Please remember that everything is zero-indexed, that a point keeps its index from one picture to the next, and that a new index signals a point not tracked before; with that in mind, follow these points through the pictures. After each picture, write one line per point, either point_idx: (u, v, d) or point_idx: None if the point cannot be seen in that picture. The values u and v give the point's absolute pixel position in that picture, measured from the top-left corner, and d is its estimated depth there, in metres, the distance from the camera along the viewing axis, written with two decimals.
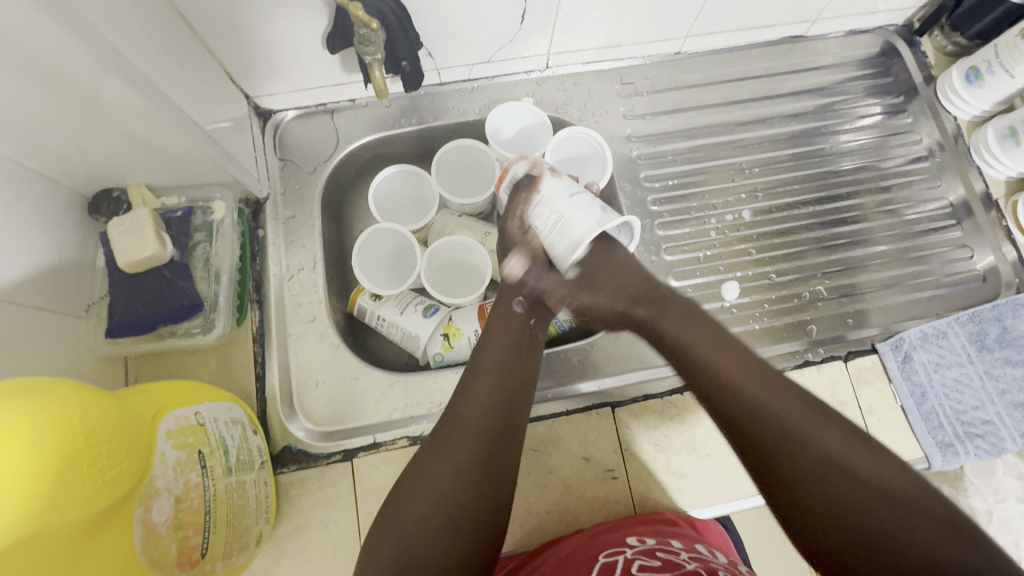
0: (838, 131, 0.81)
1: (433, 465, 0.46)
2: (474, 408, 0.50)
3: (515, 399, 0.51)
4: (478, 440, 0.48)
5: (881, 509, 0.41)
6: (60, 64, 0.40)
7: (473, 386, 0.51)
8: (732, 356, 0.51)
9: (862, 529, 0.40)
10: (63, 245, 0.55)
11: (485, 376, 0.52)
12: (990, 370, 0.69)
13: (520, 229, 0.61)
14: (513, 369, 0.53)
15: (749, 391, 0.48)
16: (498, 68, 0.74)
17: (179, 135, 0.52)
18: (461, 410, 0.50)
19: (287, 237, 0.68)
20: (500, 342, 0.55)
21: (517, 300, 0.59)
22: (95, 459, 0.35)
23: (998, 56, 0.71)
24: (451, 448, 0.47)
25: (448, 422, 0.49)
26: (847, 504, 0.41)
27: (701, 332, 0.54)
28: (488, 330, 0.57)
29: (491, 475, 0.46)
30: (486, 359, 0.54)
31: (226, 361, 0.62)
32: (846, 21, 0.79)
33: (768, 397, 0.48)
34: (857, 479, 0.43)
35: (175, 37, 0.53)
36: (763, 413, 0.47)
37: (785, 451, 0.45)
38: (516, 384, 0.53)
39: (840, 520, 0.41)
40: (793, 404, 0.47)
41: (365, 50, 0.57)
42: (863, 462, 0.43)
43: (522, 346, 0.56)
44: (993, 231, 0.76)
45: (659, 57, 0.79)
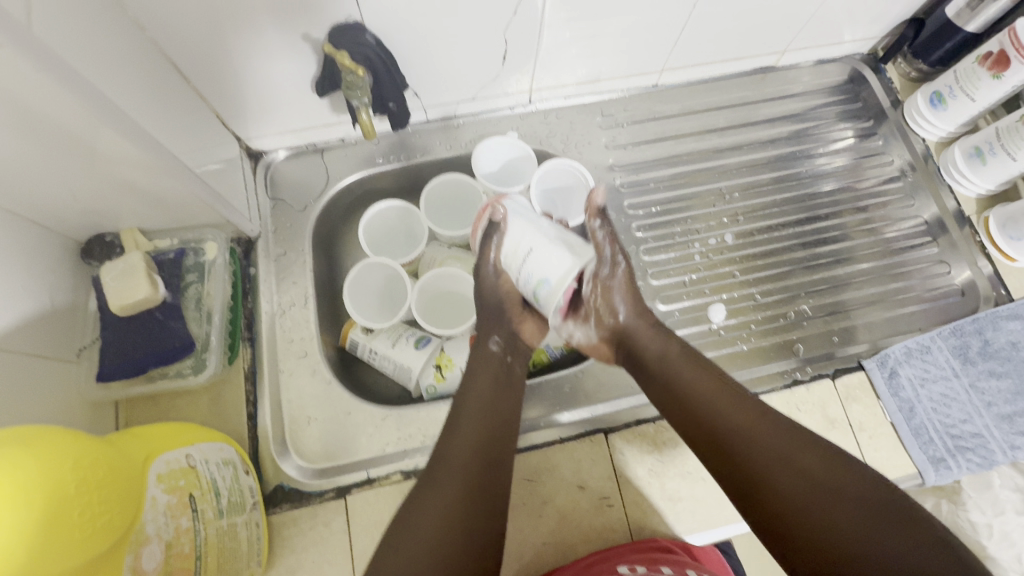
0: (814, 154, 0.84)
1: (420, 505, 0.47)
2: (458, 446, 0.50)
3: (499, 434, 0.52)
4: (464, 477, 0.48)
5: (860, 523, 0.42)
6: (52, 117, 0.42)
7: (456, 425, 0.52)
8: (709, 388, 0.53)
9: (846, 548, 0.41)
10: (55, 290, 0.55)
11: (469, 413, 0.53)
12: (976, 383, 0.70)
13: (496, 274, 0.61)
14: (496, 405, 0.54)
15: (724, 418, 0.50)
16: (483, 105, 0.76)
17: (171, 180, 0.53)
18: (445, 449, 0.50)
19: (278, 274, 0.69)
20: (480, 381, 0.56)
21: (493, 338, 0.60)
22: (85, 507, 0.35)
23: (958, 81, 0.75)
24: (438, 485, 0.48)
25: (433, 465, 0.50)
26: (825, 521, 0.43)
27: (687, 363, 0.56)
28: (468, 371, 0.58)
29: (482, 512, 0.47)
30: (469, 396, 0.54)
31: (218, 401, 0.62)
32: (814, 52, 0.83)
33: (750, 421, 0.49)
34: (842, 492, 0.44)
35: (169, 88, 0.55)
36: (741, 439, 0.49)
37: (769, 475, 0.46)
38: (500, 419, 0.53)
39: (821, 538, 0.42)
40: (774, 427, 0.49)
41: (353, 95, 0.60)
42: (845, 481, 0.45)
43: (506, 384, 0.57)
44: (967, 247, 0.78)
45: (637, 90, 0.82)
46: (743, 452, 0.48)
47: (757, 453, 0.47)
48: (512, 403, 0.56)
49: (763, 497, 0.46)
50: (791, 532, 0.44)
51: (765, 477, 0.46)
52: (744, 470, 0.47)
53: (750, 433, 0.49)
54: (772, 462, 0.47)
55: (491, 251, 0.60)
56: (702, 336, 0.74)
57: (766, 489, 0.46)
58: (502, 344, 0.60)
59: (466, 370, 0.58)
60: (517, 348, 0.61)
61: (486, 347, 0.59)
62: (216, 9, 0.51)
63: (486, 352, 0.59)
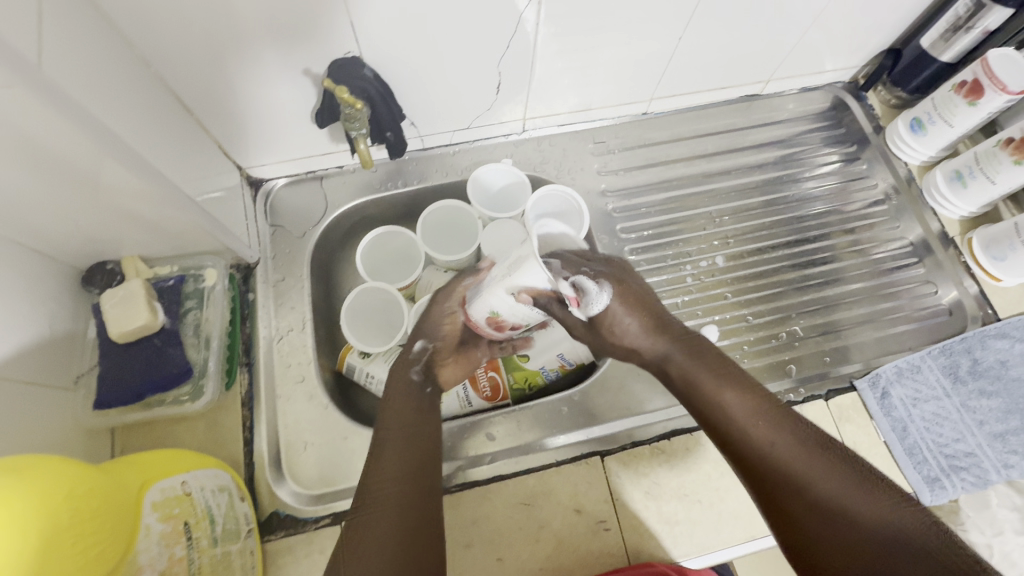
0: (801, 179, 0.87)
1: (350, 544, 0.47)
2: (382, 482, 0.51)
3: (421, 462, 0.54)
4: (397, 511, 0.49)
5: (882, 527, 0.44)
6: (60, 150, 0.43)
7: (379, 460, 0.53)
8: (735, 392, 0.56)
9: (866, 552, 0.43)
10: (55, 318, 0.56)
11: (388, 447, 0.54)
12: (967, 402, 0.70)
13: (445, 311, 0.63)
14: (411, 436, 0.56)
15: (748, 426, 0.53)
16: (478, 133, 0.79)
17: (172, 209, 0.55)
18: (369, 487, 0.50)
19: (276, 300, 0.70)
20: (394, 415, 0.57)
21: (415, 367, 0.62)
22: (80, 537, 0.35)
23: (936, 108, 0.77)
24: (369, 527, 0.48)
25: (357, 506, 0.50)
26: (848, 527, 0.45)
27: (714, 369, 0.59)
28: (384, 402, 0.59)
29: (415, 542, 0.48)
30: (388, 431, 0.55)
31: (214, 427, 0.62)
32: (797, 80, 0.86)
33: (769, 428, 0.52)
34: (857, 507, 0.46)
35: (173, 120, 0.57)
36: (759, 446, 0.51)
37: (794, 485, 0.48)
38: (423, 454, 0.55)
39: (842, 541, 0.45)
40: (793, 438, 0.51)
41: (352, 126, 0.61)
42: (861, 494, 0.47)
43: (417, 411, 0.58)
44: (953, 267, 0.80)
45: (628, 117, 0.85)
46: (765, 456, 0.51)
47: (785, 460, 0.50)
48: (421, 430, 0.57)
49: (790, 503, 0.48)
50: (812, 536, 0.46)
51: (790, 481, 0.49)
52: (769, 477, 0.50)
53: (771, 448, 0.51)
54: (797, 471, 0.49)
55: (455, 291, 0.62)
56: None
57: (790, 492, 0.48)
58: (424, 374, 0.62)
59: (381, 404, 0.59)
60: (438, 383, 0.63)
61: (403, 375, 0.61)
62: (221, 45, 0.54)
63: (401, 378, 0.61)
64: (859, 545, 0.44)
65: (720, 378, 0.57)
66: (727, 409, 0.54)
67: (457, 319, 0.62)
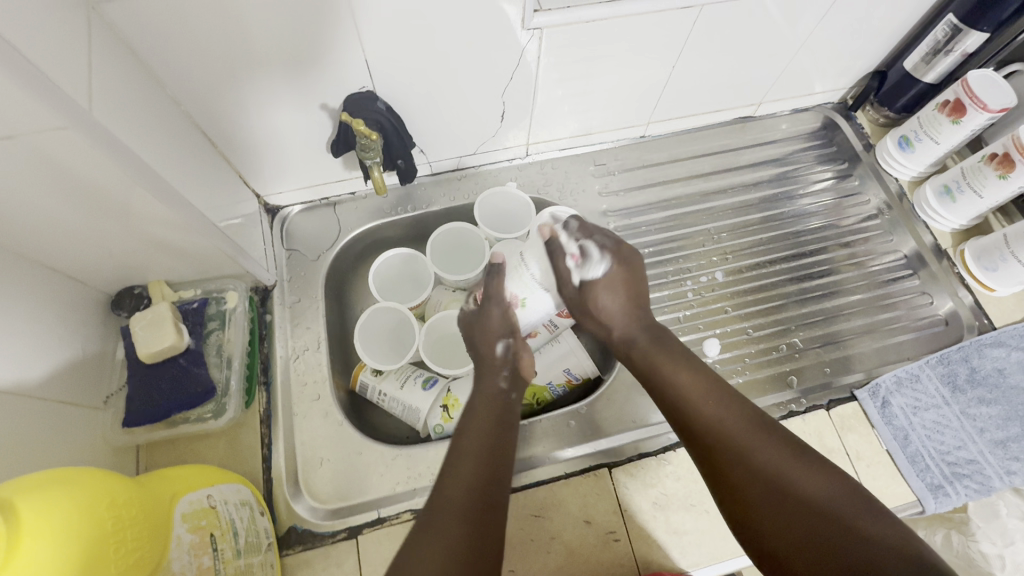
0: (796, 195, 0.90)
1: (421, 540, 0.46)
2: (458, 487, 0.50)
3: (496, 472, 0.53)
4: (466, 519, 0.48)
5: (817, 500, 0.46)
6: (99, 183, 0.47)
7: (459, 464, 0.53)
8: (691, 378, 0.57)
9: (794, 525, 0.46)
10: (87, 340, 0.59)
11: (467, 456, 0.54)
12: (967, 410, 0.72)
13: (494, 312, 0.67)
14: (493, 447, 0.55)
15: (700, 404, 0.55)
16: (484, 158, 0.82)
17: (197, 235, 0.58)
18: (445, 491, 0.50)
19: (293, 320, 0.73)
20: (481, 417, 0.58)
21: (501, 374, 0.64)
22: (120, 543, 0.38)
23: (922, 126, 0.81)
24: (438, 525, 0.47)
25: (433, 507, 0.49)
26: (784, 501, 0.47)
27: (667, 354, 0.60)
28: (471, 409, 0.60)
29: (479, 555, 0.46)
30: (470, 438, 0.55)
31: (234, 444, 0.64)
32: (789, 102, 0.90)
33: (721, 411, 0.54)
34: (798, 481, 0.48)
35: (199, 152, 0.60)
36: (711, 428, 0.53)
37: (733, 457, 0.51)
38: (497, 458, 0.54)
39: (778, 515, 0.47)
40: (746, 422, 0.53)
41: (367, 155, 0.65)
42: (809, 481, 0.48)
43: (500, 422, 0.58)
44: (948, 278, 0.82)
45: (627, 140, 0.88)
46: (716, 438, 0.52)
47: (730, 436, 0.52)
48: (502, 446, 0.56)
49: (735, 477, 0.50)
50: (753, 508, 0.48)
51: (734, 456, 0.51)
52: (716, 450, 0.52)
53: (720, 423, 0.53)
54: (744, 446, 0.51)
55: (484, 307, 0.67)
56: None
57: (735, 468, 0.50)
58: (509, 381, 0.64)
59: (468, 409, 0.60)
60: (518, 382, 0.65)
61: (493, 384, 0.63)
62: (244, 82, 0.57)
63: (491, 392, 0.62)
64: (792, 517, 0.46)
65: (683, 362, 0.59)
66: (684, 388, 0.56)
67: (497, 314, 0.67)
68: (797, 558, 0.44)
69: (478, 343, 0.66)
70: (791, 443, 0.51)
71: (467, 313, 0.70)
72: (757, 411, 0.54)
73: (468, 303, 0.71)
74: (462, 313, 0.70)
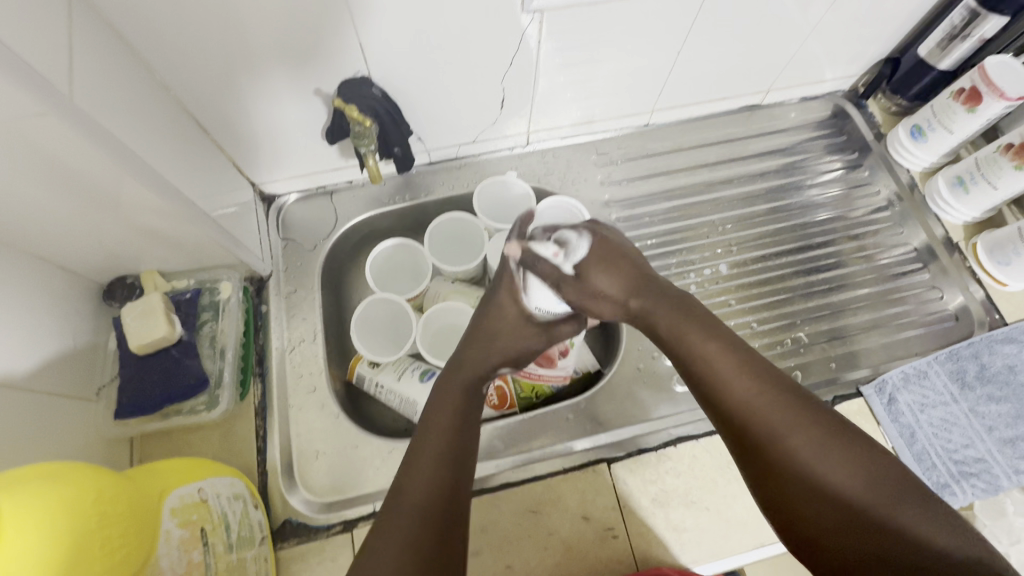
0: (803, 186, 0.87)
1: (383, 549, 0.43)
2: (422, 490, 0.47)
3: (455, 472, 0.49)
4: (433, 525, 0.44)
5: (869, 500, 0.42)
6: (83, 170, 0.45)
7: (423, 466, 0.48)
8: (722, 351, 0.51)
9: (840, 524, 0.42)
10: (78, 331, 0.58)
11: (429, 456, 0.49)
12: (975, 408, 0.70)
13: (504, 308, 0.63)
14: (457, 444, 0.51)
15: (744, 394, 0.49)
16: (483, 146, 0.81)
17: (188, 225, 0.57)
18: (406, 494, 0.46)
19: (289, 311, 0.72)
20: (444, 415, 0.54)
21: (481, 379, 0.59)
22: (106, 540, 0.37)
23: (935, 114, 0.78)
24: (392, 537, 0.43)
25: (392, 511, 0.45)
26: (831, 499, 0.43)
27: (691, 320, 0.55)
28: (432, 404, 0.55)
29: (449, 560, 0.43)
30: (430, 438, 0.51)
31: (229, 436, 0.63)
32: (798, 90, 0.87)
33: (751, 390, 0.49)
34: (845, 478, 0.44)
35: (191, 138, 0.59)
36: (740, 407, 0.48)
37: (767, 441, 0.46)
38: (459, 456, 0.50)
39: (828, 514, 0.43)
40: (780, 401, 0.48)
41: (361, 144, 0.63)
42: (852, 472, 0.44)
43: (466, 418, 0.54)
44: (958, 273, 0.80)
45: (630, 129, 0.86)
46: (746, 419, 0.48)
47: (772, 427, 0.47)
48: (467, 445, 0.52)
49: (781, 470, 0.45)
50: (782, 491, 0.45)
51: (779, 449, 0.46)
52: (757, 442, 0.47)
53: (764, 413, 0.47)
54: (789, 438, 0.46)
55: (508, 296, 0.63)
56: None
57: (778, 462, 0.46)
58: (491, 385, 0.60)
59: (431, 404, 0.55)
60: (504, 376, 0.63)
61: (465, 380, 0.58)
62: (234, 66, 0.56)
63: (458, 383, 0.57)
64: (831, 514, 0.43)
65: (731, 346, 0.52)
66: (725, 374, 0.50)
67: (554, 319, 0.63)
68: (845, 556, 0.42)
69: (471, 343, 0.61)
70: (830, 423, 0.46)
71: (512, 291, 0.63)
72: (791, 385, 0.49)
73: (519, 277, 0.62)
74: (506, 278, 0.63)
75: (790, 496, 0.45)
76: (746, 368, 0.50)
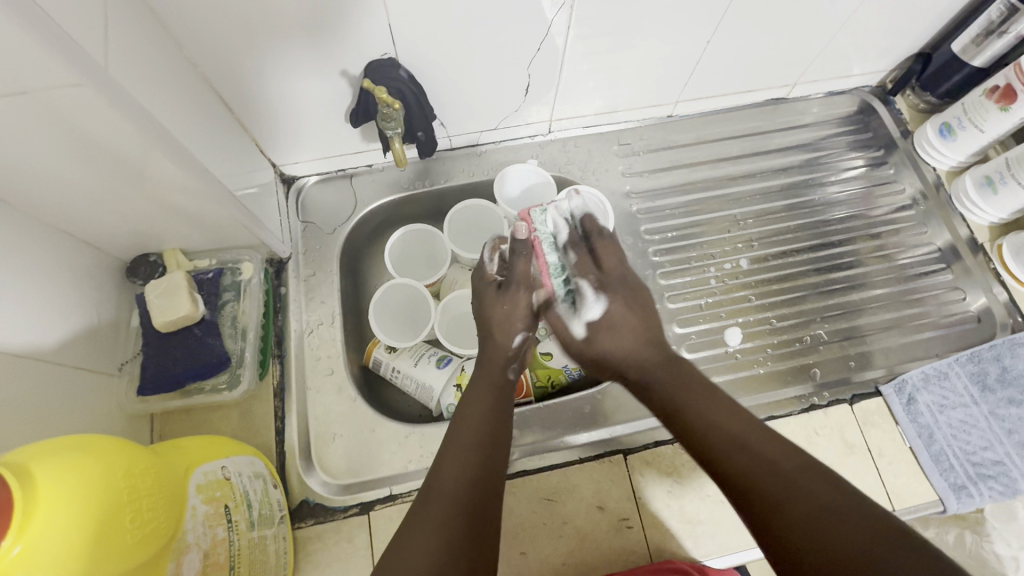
0: (826, 182, 0.86)
1: (418, 526, 0.46)
2: (460, 478, 0.49)
3: (490, 458, 0.51)
4: (468, 512, 0.47)
5: (843, 517, 0.40)
6: (114, 145, 0.45)
7: (461, 456, 0.51)
8: (704, 395, 0.51)
9: (818, 537, 0.39)
10: (102, 306, 0.58)
11: (468, 448, 0.51)
12: (995, 410, 0.70)
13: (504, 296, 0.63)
14: (491, 434, 0.53)
15: (712, 421, 0.49)
16: (505, 134, 0.80)
17: (213, 203, 0.57)
18: (446, 480, 0.49)
19: (307, 294, 0.72)
20: (478, 402, 0.56)
21: (511, 365, 0.61)
22: (136, 512, 0.38)
23: (967, 113, 0.77)
24: (431, 520, 0.46)
25: (432, 496, 0.48)
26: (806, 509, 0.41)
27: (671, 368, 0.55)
28: (470, 392, 0.58)
29: (481, 546, 0.45)
30: (467, 426, 0.54)
31: (248, 416, 0.64)
32: (825, 84, 0.86)
33: (732, 427, 0.48)
34: (807, 489, 0.42)
35: (214, 115, 0.58)
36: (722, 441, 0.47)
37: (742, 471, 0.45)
38: (494, 443, 0.53)
39: (804, 528, 0.40)
40: (761, 437, 0.47)
41: (388, 126, 0.62)
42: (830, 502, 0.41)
43: (502, 411, 0.56)
44: (982, 274, 0.79)
45: (653, 120, 0.85)
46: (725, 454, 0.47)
47: (739, 453, 0.46)
48: (502, 437, 0.54)
49: (754, 493, 0.43)
50: (762, 515, 0.42)
51: (744, 473, 0.45)
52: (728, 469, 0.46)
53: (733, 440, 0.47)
54: (756, 460, 0.45)
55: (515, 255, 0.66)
56: (718, 360, 0.75)
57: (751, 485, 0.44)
58: (518, 373, 0.61)
59: (467, 394, 0.58)
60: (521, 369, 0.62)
61: (497, 371, 0.60)
62: (262, 44, 0.55)
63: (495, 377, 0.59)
64: (811, 532, 0.40)
65: (687, 380, 0.54)
66: (689, 405, 0.51)
67: (521, 265, 0.63)
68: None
69: (494, 328, 0.62)
70: (799, 461, 0.45)
71: (483, 279, 0.66)
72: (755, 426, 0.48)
73: (490, 265, 0.67)
74: (483, 270, 0.67)
75: (764, 515, 0.42)
76: (703, 399, 0.51)
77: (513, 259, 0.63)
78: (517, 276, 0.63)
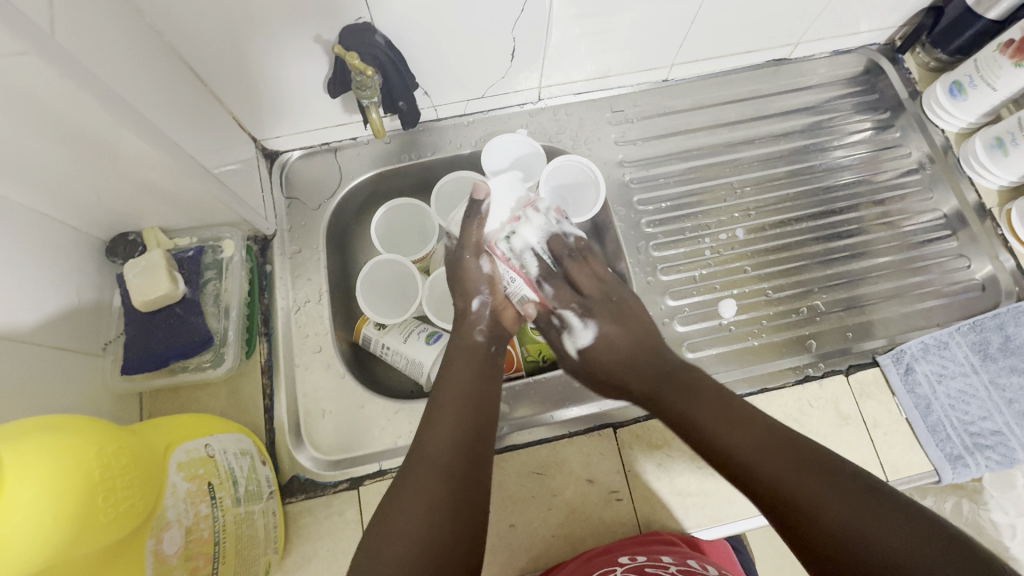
0: (829, 147, 0.83)
1: (401, 497, 0.47)
2: (440, 443, 0.51)
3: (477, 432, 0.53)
4: (446, 474, 0.48)
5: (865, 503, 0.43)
6: (78, 122, 0.44)
7: (437, 425, 0.52)
8: (707, 403, 0.55)
9: (843, 524, 0.42)
10: (83, 287, 0.58)
11: (445, 414, 0.53)
12: (996, 380, 0.68)
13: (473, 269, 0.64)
14: (471, 401, 0.55)
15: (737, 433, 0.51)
16: (493, 102, 0.77)
17: (189, 180, 0.55)
18: (427, 447, 0.50)
19: (293, 271, 0.71)
20: (460, 375, 0.57)
21: (478, 329, 0.62)
22: (109, 492, 0.37)
23: (979, 70, 0.73)
24: (419, 487, 0.47)
25: (414, 462, 0.50)
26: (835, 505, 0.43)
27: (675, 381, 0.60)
28: (449, 361, 0.59)
29: (464, 509, 0.47)
30: (448, 396, 0.55)
31: (236, 393, 0.64)
32: (829, 43, 0.82)
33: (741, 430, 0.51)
34: (819, 473, 0.45)
35: (188, 90, 0.57)
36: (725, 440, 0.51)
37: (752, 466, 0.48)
38: (477, 415, 0.54)
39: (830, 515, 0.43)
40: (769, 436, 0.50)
41: (364, 94, 0.60)
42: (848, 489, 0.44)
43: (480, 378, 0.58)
44: (989, 240, 0.77)
45: (647, 84, 0.82)
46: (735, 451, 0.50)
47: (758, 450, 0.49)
48: (481, 404, 0.55)
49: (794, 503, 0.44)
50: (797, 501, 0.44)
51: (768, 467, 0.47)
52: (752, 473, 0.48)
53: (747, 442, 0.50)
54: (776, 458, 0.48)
55: (474, 229, 0.63)
56: (712, 331, 0.74)
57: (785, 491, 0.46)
58: (488, 335, 0.63)
59: (447, 361, 0.59)
60: (499, 333, 0.64)
61: (470, 341, 0.61)
62: (234, 16, 0.53)
63: (467, 346, 0.61)
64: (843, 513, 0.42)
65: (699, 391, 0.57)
66: (704, 420, 0.54)
67: (476, 231, 0.63)
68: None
69: (456, 292, 0.65)
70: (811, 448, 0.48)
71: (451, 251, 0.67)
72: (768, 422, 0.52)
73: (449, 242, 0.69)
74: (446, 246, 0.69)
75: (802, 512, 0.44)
76: (716, 405, 0.55)
77: (467, 223, 0.63)
78: (467, 245, 0.63)
